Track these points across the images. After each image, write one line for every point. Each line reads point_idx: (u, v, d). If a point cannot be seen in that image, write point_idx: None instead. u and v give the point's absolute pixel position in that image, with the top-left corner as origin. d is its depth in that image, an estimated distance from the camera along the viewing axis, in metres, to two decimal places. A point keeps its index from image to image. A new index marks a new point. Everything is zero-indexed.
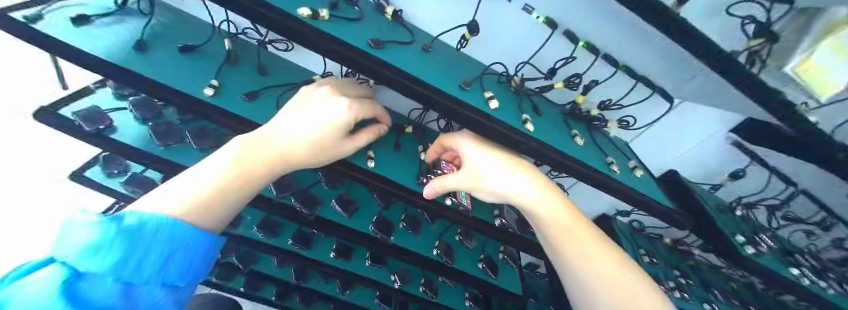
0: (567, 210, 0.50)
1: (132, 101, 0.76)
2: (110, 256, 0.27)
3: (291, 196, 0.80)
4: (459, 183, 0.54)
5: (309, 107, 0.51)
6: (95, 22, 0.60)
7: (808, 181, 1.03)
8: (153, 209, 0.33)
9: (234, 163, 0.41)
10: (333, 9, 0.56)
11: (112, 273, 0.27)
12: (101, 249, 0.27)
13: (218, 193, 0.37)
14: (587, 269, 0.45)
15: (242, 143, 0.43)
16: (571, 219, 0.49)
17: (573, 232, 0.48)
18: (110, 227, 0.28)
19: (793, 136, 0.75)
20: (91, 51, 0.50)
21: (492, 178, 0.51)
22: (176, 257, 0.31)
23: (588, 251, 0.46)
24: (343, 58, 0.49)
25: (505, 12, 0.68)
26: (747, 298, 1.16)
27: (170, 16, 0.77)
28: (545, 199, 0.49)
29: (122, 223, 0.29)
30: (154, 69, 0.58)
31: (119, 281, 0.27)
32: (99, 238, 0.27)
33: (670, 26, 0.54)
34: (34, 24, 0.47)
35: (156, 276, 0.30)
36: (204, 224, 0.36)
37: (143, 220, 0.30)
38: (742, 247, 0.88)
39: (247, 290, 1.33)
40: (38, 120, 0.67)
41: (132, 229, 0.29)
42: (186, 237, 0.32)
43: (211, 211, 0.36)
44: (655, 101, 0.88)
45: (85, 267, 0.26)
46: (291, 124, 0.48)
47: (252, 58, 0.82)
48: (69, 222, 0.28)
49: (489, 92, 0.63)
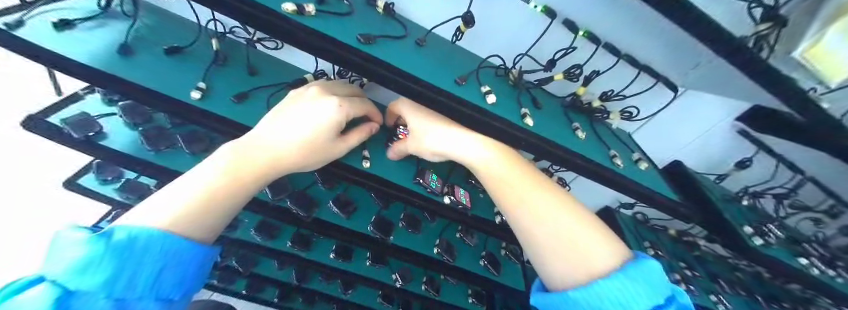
0: (522, 173, 0.45)
1: (121, 106, 0.74)
2: (101, 273, 0.24)
3: (287, 199, 0.78)
4: (411, 145, 0.58)
5: (301, 108, 0.49)
6: (77, 26, 0.58)
7: (816, 169, 1.01)
8: (143, 221, 0.30)
9: (227, 168, 0.39)
10: (321, 4, 0.53)
11: (104, 289, 0.24)
12: (89, 267, 0.24)
13: (213, 199, 0.35)
14: (546, 225, 0.38)
15: (231, 151, 0.41)
16: (526, 180, 0.44)
17: (526, 190, 0.43)
18: (99, 244, 0.25)
19: (803, 124, 0.74)
20: (77, 58, 0.48)
21: (443, 139, 0.51)
22: (167, 274, 0.29)
23: (546, 208, 0.40)
24: (332, 56, 0.47)
25: (501, 2, 0.66)
26: (754, 289, 1.14)
27: (155, 17, 0.75)
28: (497, 164, 0.47)
29: (111, 239, 0.26)
30: (139, 73, 0.56)
31: (111, 299, 0.24)
32: (87, 257, 0.24)
33: (676, 13, 0.52)
34: (15, 31, 0.45)
35: (150, 290, 0.27)
36: (197, 236, 0.33)
37: (133, 234, 0.27)
38: (749, 238, 0.86)
39: (249, 292, 1.32)
40: (27, 129, 0.66)
41: (123, 244, 0.26)
42: (180, 250, 0.30)
43: (204, 219, 0.34)
44: (658, 91, 0.85)
45: (77, 285, 0.23)
46: (280, 127, 0.46)
47: (242, 58, 0.80)
48: (58, 241, 0.25)
49: (487, 87, 0.60)
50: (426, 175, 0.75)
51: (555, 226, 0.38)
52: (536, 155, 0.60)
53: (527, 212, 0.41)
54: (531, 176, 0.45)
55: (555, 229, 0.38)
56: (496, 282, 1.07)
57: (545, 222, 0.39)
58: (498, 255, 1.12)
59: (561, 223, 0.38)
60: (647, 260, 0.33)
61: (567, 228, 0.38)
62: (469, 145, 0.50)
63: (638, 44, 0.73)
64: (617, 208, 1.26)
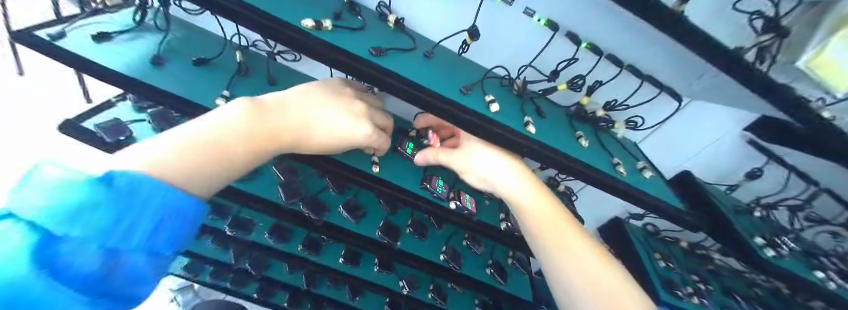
0: (553, 208, 0.52)
1: (151, 113, 0.80)
2: (95, 221, 0.21)
3: (300, 203, 0.82)
4: (452, 160, 0.60)
5: (325, 99, 0.49)
6: (115, 38, 0.64)
7: (830, 180, 0.98)
8: (130, 161, 0.26)
9: (221, 125, 0.34)
10: (336, 19, 0.58)
11: (95, 239, 0.21)
12: (79, 214, 0.20)
13: (213, 154, 0.31)
14: (574, 264, 0.47)
15: (252, 108, 0.38)
16: (556, 216, 0.51)
17: (558, 229, 0.50)
18: (96, 189, 0.22)
19: (804, 132, 0.74)
20: (106, 65, 0.54)
21: (483, 166, 0.57)
22: (166, 228, 0.25)
23: (572, 246, 0.49)
24: (344, 66, 0.50)
25: (505, 16, 0.70)
26: (770, 304, 1.10)
27: (184, 31, 0.81)
28: (532, 195, 0.53)
29: (110, 184, 0.22)
30: (166, 80, 0.62)
31: (101, 248, 0.21)
32: (74, 201, 0.20)
33: (668, 27, 0.54)
34: (57, 41, 0.52)
35: (145, 243, 0.24)
36: (193, 192, 0.29)
37: (136, 181, 0.24)
38: (761, 250, 0.83)
39: (261, 295, 1.35)
40: (63, 132, 0.74)
41: (121, 194, 0.23)
42: (180, 204, 0.26)
43: (199, 175, 0.29)
44: (663, 101, 0.86)
45: (63, 231, 0.19)
46: (307, 106, 0.45)
47: (260, 68, 0.84)
48: (38, 171, 0.21)
49: (490, 96, 0.63)
50: (432, 181, 0.78)
51: (585, 265, 0.47)
52: (536, 161, 0.61)
53: (560, 249, 0.49)
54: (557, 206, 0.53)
55: (584, 267, 0.47)
56: (501, 291, 1.06)
57: (576, 260, 0.47)
58: (504, 264, 1.11)
59: (583, 258, 0.48)
60: None
61: (593, 268, 0.46)
62: (496, 166, 0.57)
63: (641, 54, 0.74)
64: (627, 219, 1.24)
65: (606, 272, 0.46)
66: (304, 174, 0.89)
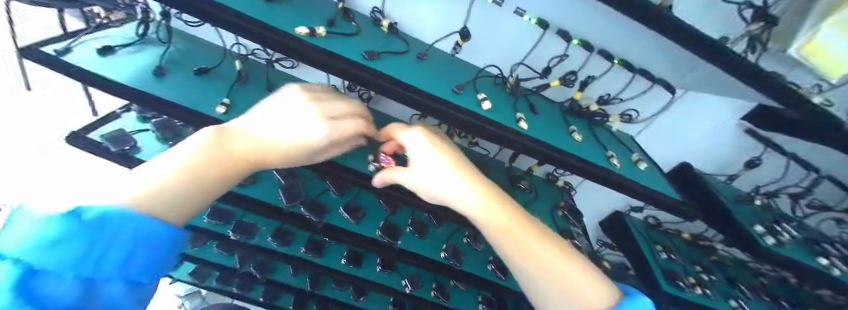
0: (498, 204, 0.33)
1: (156, 123, 0.84)
2: (66, 256, 0.16)
3: (300, 206, 0.85)
4: (406, 180, 0.38)
5: (291, 99, 0.35)
6: (118, 51, 0.68)
7: (831, 166, 0.98)
8: (91, 199, 0.19)
9: (205, 153, 0.26)
10: (330, 26, 0.60)
11: (71, 271, 0.15)
12: (60, 243, 0.15)
13: (193, 188, 0.24)
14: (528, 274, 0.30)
15: (217, 130, 0.28)
16: (503, 214, 0.33)
17: (507, 232, 0.31)
18: (66, 222, 0.16)
19: (794, 118, 0.76)
20: (105, 75, 0.57)
21: (418, 175, 0.37)
22: (140, 261, 0.19)
23: (527, 245, 0.31)
24: (337, 71, 0.52)
25: (496, 16, 0.72)
26: (776, 293, 1.10)
27: (186, 42, 0.84)
28: (472, 197, 0.34)
29: (80, 215, 0.17)
30: (166, 88, 0.64)
31: (78, 279, 0.16)
32: (46, 231, 0.15)
33: (654, 23, 0.56)
34: (63, 55, 0.57)
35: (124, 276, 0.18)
36: (171, 221, 0.22)
37: (108, 211, 0.18)
38: (761, 238, 0.83)
39: (266, 299, 1.37)
40: (71, 143, 0.77)
41: (92, 227, 0.17)
42: (160, 232, 0.20)
43: (181, 205, 0.23)
44: (656, 93, 0.87)
45: (41, 264, 0.15)
46: (267, 118, 0.32)
47: (259, 76, 0.85)
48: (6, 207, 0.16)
49: (482, 94, 0.64)
50: None
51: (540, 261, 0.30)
52: (528, 156, 0.62)
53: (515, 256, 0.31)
54: (502, 201, 0.34)
55: (543, 267, 0.30)
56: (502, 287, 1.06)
57: (535, 262, 0.30)
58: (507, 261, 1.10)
59: (536, 254, 0.30)
60: (637, 295, 0.27)
61: (550, 263, 0.30)
62: (423, 155, 0.37)
63: (633, 48, 0.75)
64: (627, 212, 1.24)
65: (568, 267, 0.30)
66: (305, 178, 0.92)
